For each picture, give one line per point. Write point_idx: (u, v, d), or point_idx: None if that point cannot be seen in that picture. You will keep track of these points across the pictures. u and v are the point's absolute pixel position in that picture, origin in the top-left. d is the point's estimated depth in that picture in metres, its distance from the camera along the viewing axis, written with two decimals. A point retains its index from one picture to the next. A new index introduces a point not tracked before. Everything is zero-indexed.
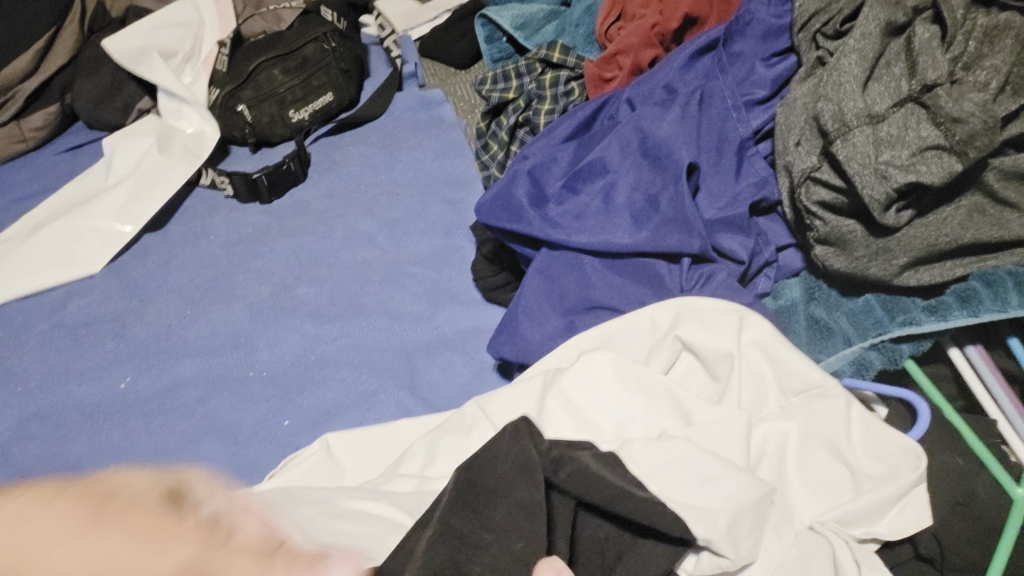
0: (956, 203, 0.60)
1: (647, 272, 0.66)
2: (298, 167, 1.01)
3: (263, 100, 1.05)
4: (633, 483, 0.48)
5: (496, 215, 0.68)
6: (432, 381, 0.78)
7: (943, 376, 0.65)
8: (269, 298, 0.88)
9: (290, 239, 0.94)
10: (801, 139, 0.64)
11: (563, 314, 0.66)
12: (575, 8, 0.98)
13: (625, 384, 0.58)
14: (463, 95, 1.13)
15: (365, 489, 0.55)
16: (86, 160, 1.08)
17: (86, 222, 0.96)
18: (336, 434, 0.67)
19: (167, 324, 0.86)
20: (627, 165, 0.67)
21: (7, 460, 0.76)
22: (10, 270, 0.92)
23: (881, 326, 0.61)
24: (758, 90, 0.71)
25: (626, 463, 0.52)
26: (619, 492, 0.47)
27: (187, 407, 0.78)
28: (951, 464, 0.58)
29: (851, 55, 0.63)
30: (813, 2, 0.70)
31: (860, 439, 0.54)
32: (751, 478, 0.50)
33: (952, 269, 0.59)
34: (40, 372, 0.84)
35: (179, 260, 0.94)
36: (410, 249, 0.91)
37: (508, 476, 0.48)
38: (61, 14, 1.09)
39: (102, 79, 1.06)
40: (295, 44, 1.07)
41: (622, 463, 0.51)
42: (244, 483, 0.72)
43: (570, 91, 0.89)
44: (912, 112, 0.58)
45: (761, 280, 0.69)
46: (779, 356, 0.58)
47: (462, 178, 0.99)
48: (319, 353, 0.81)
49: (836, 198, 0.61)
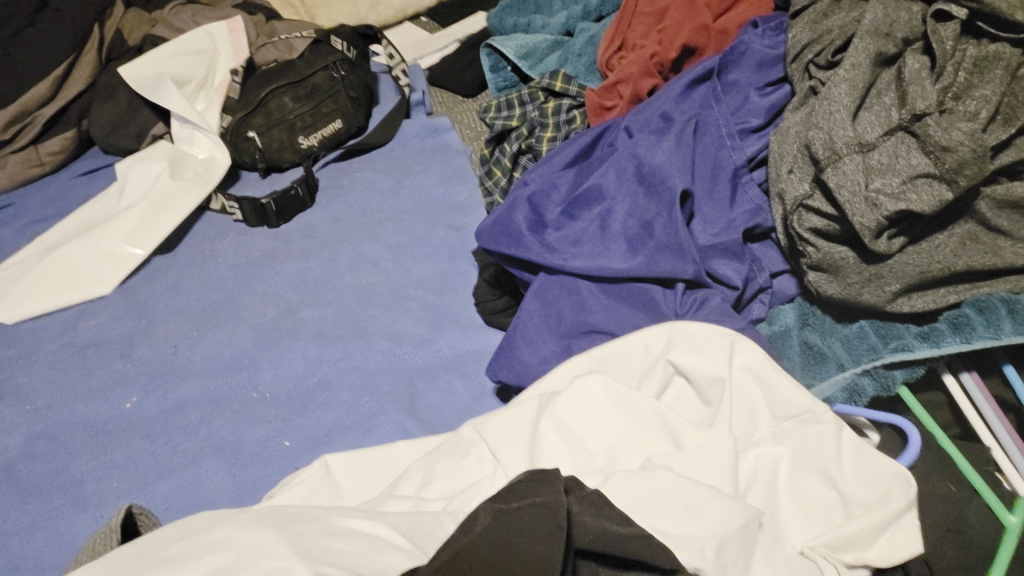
0: (949, 231, 0.60)
1: (641, 297, 0.66)
2: (305, 193, 1.03)
3: (273, 126, 1.07)
4: (619, 519, 0.49)
5: (495, 240, 0.69)
6: (432, 404, 0.78)
7: (939, 404, 0.65)
8: (274, 321, 0.89)
9: (296, 263, 0.96)
10: (793, 167, 0.65)
11: (560, 338, 0.67)
12: (578, 39, 1.01)
13: (617, 408, 0.59)
14: (469, 123, 1.15)
15: (361, 509, 0.56)
16: (100, 185, 1.11)
17: (98, 244, 0.98)
18: (336, 456, 0.67)
19: (174, 345, 0.88)
20: (623, 192, 0.68)
21: (13, 477, 0.77)
22: (22, 291, 0.94)
23: (875, 352, 0.62)
24: (752, 118, 0.72)
25: (609, 498, 0.52)
26: (631, 538, 0.47)
27: (191, 427, 0.79)
28: (942, 491, 0.59)
29: (841, 85, 0.63)
30: (806, 32, 0.71)
31: (851, 466, 0.54)
32: (738, 504, 0.51)
33: (945, 296, 0.60)
34: (48, 391, 0.85)
35: (187, 282, 0.96)
36: (414, 273, 0.93)
37: (537, 533, 0.47)
38: (80, 42, 1.12)
39: (118, 106, 1.09)
40: (306, 72, 1.10)
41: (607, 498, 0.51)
42: (244, 504, 0.72)
43: (572, 119, 0.91)
44: (903, 141, 0.59)
45: (756, 305, 0.70)
46: (770, 380, 0.58)
47: (467, 204, 1.00)
48: (321, 375, 0.82)
49: (828, 225, 0.62)
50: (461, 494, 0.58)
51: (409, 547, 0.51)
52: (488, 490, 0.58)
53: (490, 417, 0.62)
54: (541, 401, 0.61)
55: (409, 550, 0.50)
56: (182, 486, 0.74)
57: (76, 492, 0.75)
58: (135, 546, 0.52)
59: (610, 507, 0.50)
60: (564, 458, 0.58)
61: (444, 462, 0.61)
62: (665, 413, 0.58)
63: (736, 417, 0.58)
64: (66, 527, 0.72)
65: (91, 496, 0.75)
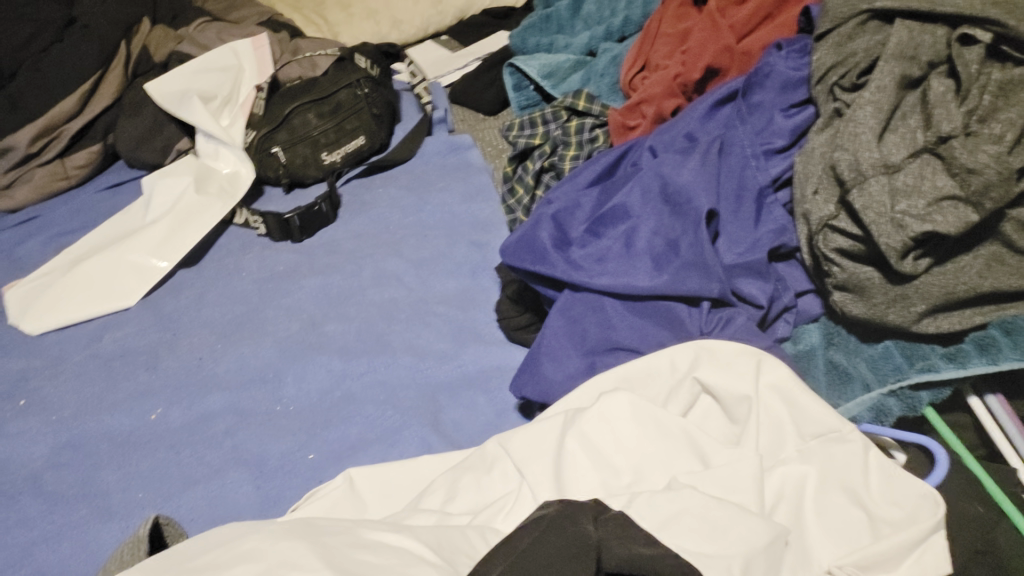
0: (974, 252, 0.60)
1: (667, 314, 0.67)
2: (329, 209, 1.04)
3: (298, 142, 1.08)
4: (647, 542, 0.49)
5: (520, 257, 0.70)
6: (455, 419, 0.79)
7: (964, 425, 0.65)
8: (297, 334, 0.90)
9: (320, 277, 0.97)
10: (818, 188, 0.65)
11: (585, 355, 0.67)
12: (601, 59, 1.02)
13: (643, 424, 0.59)
14: (491, 140, 1.16)
15: (387, 523, 0.56)
16: (125, 199, 1.12)
17: (124, 256, 0.99)
18: (360, 469, 0.68)
19: (199, 357, 0.89)
20: (648, 211, 0.69)
21: (40, 486, 0.78)
22: (48, 302, 0.95)
23: (900, 372, 0.62)
24: (777, 139, 0.73)
25: (633, 516, 0.52)
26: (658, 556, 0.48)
27: (215, 439, 0.80)
28: (971, 512, 0.59)
29: (867, 106, 0.64)
30: (831, 55, 0.72)
31: (877, 485, 0.54)
32: (763, 522, 0.51)
33: (971, 317, 0.60)
34: (74, 402, 0.86)
35: (212, 295, 0.97)
36: (436, 289, 0.94)
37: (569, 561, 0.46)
38: (107, 58, 1.14)
39: (143, 120, 1.11)
40: (329, 89, 1.11)
41: (633, 518, 0.51)
42: (270, 516, 0.73)
43: (595, 138, 0.92)
44: (929, 163, 0.60)
45: (780, 324, 0.70)
46: (796, 399, 0.59)
47: (489, 221, 1.01)
48: (345, 389, 0.83)
49: (854, 246, 0.62)
50: (486, 508, 0.58)
51: (433, 556, 0.51)
52: (514, 505, 0.58)
53: (517, 431, 0.62)
54: (568, 416, 0.61)
55: (430, 557, 0.50)
56: (207, 498, 0.75)
57: (102, 502, 0.76)
58: (166, 557, 0.53)
59: (636, 528, 0.50)
60: (588, 475, 0.58)
61: (470, 477, 0.62)
62: (691, 430, 0.59)
63: (762, 434, 0.58)
64: (92, 537, 0.73)
65: (116, 506, 0.75)
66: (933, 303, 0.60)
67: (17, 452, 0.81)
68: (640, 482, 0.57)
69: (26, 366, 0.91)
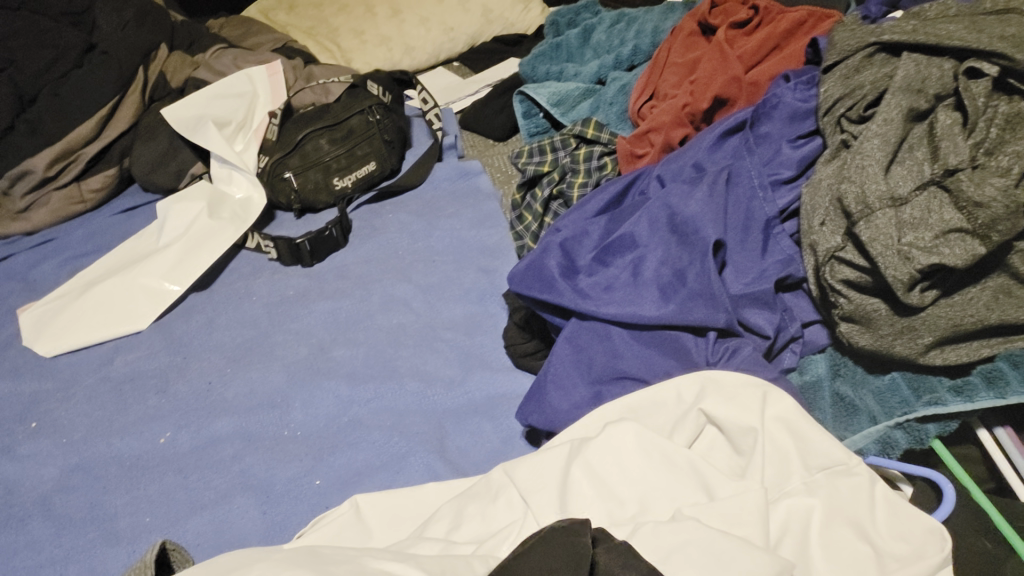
0: (982, 284, 0.60)
1: (673, 344, 0.67)
2: (339, 233, 1.05)
3: (309, 168, 1.09)
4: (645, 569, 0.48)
5: (527, 285, 0.70)
6: (461, 446, 0.79)
7: (974, 458, 0.65)
8: (306, 359, 0.90)
9: (329, 302, 0.97)
10: (825, 220, 0.66)
11: (591, 384, 0.67)
12: (610, 88, 1.03)
13: (648, 456, 0.59)
14: (501, 166, 1.17)
15: (392, 551, 0.56)
16: (139, 223, 1.14)
17: (137, 280, 1.00)
18: (366, 495, 0.68)
19: (208, 382, 0.89)
20: (656, 241, 0.69)
21: (48, 509, 0.78)
22: (62, 324, 0.97)
23: (907, 405, 0.62)
24: (784, 170, 0.73)
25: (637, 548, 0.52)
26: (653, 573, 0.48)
27: (223, 463, 0.80)
28: (980, 548, 0.59)
29: (874, 139, 0.64)
30: (838, 87, 0.72)
31: (886, 521, 0.54)
32: (769, 555, 0.50)
33: (978, 349, 0.60)
34: (85, 424, 0.87)
35: (222, 320, 0.98)
36: (444, 315, 0.94)
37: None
38: (125, 84, 1.15)
39: (159, 145, 1.12)
40: (342, 116, 1.12)
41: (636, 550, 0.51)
42: (275, 542, 0.73)
43: (603, 165, 0.92)
44: (935, 196, 0.60)
45: (787, 355, 0.70)
46: (803, 435, 0.59)
47: (497, 248, 1.02)
48: (352, 415, 0.83)
49: (861, 277, 0.62)
50: (489, 538, 0.58)
51: None
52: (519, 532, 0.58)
53: (524, 459, 0.62)
54: (576, 446, 0.61)
55: None
56: (214, 522, 0.75)
57: (109, 525, 0.76)
58: None
59: (639, 558, 0.50)
60: (591, 504, 0.58)
61: (474, 505, 0.62)
62: (698, 462, 0.59)
63: (769, 467, 0.58)
64: (99, 561, 0.73)
65: (123, 530, 0.76)
66: (940, 336, 0.60)
67: (27, 475, 0.82)
68: (645, 514, 0.57)
69: (38, 388, 0.92)
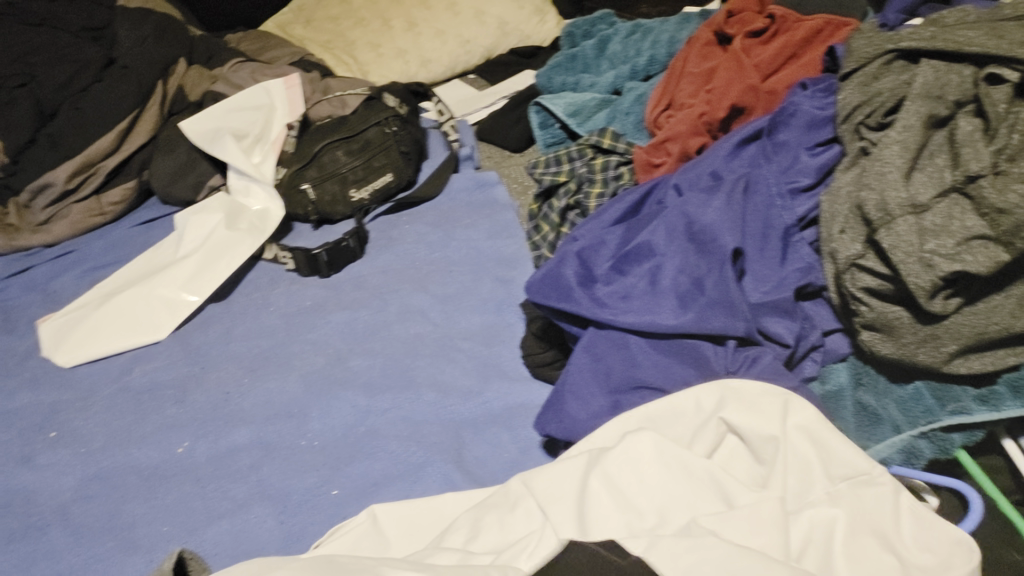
0: (1006, 292, 0.59)
1: (692, 353, 0.66)
2: (356, 244, 1.05)
3: (327, 179, 1.09)
4: None
5: (545, 294, 0.70)
6: (479, 456, 0.79)
7: (999, 468, 0.64)
8: (323, 369, 0.90)
9: (346, 312, 0.97)
10: (845, 228, 0.65)
11: (609, 393, 0.67)
12: (626, 98, 1.03)
13: (668, 466, 0.59)
14: (517, 177, 1.17)
15: (409, 561, 0.56)
16: (158, 235, 1.15)
17: (156, 291, 1.01)
18: (383, 504, 0.68)
19: (226, 392, 0.90)
20: (673, 248, 0.69)
21: (67, 519, 0.78)
22: (81, 335, 0.97)
23: (931, 414, 0.61)
24: (803, 177, 0.73)
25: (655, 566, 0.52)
26: None
27: (240, 473, 0.80)
28: (1008, 559, 0.59)
29: (894, 146, 0.64)
30: (856, 95, 0.72)
31: (913, 532, 0.53)
32: (790, 570, 0.49)
33: (1004, 357, 0.59)
34: (103, 434, 0.87)
35: (240, 330, 0.98)
36: (461, 325, 0.94)
37: None
38: (144, 97, 1.17)
39: (178, 157, 1.13)
40: (358, 128, 1.13)
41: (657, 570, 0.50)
42: (292, 553, 0.73)
43: (620, 175, 0.93)
44: (957, 203, 0.59)
45: (808, 364, 0.69)
46: (824, 444, 0.58)
47: (514, 257, 1.02)
48: (369, 425, 0.83)
49: (882, 285, 0.62)
50: (508, 548, 0.58)
51: None
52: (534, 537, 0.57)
53: (543, 468, 0.62)
54: (595, 454, 0.61)
55: None
56: (231, 531, 0.75)
57: (127, 535, 0.76)
58: None
59: None
60: (609, 514, 0.57)
61: (491, 514, 0.62)
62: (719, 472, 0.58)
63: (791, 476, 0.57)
64: (117, 570, 0.73)
65: (141, 540, 0.76)
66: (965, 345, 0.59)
67: (46, 484, 0.82)
68: (664, 525, 0.56)
69: (57, 399, 0.92)
